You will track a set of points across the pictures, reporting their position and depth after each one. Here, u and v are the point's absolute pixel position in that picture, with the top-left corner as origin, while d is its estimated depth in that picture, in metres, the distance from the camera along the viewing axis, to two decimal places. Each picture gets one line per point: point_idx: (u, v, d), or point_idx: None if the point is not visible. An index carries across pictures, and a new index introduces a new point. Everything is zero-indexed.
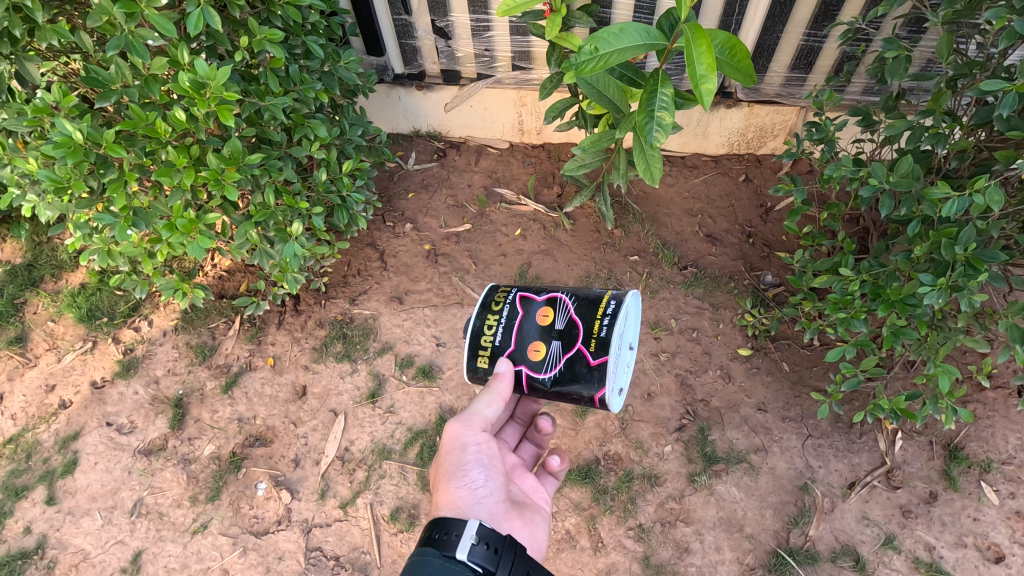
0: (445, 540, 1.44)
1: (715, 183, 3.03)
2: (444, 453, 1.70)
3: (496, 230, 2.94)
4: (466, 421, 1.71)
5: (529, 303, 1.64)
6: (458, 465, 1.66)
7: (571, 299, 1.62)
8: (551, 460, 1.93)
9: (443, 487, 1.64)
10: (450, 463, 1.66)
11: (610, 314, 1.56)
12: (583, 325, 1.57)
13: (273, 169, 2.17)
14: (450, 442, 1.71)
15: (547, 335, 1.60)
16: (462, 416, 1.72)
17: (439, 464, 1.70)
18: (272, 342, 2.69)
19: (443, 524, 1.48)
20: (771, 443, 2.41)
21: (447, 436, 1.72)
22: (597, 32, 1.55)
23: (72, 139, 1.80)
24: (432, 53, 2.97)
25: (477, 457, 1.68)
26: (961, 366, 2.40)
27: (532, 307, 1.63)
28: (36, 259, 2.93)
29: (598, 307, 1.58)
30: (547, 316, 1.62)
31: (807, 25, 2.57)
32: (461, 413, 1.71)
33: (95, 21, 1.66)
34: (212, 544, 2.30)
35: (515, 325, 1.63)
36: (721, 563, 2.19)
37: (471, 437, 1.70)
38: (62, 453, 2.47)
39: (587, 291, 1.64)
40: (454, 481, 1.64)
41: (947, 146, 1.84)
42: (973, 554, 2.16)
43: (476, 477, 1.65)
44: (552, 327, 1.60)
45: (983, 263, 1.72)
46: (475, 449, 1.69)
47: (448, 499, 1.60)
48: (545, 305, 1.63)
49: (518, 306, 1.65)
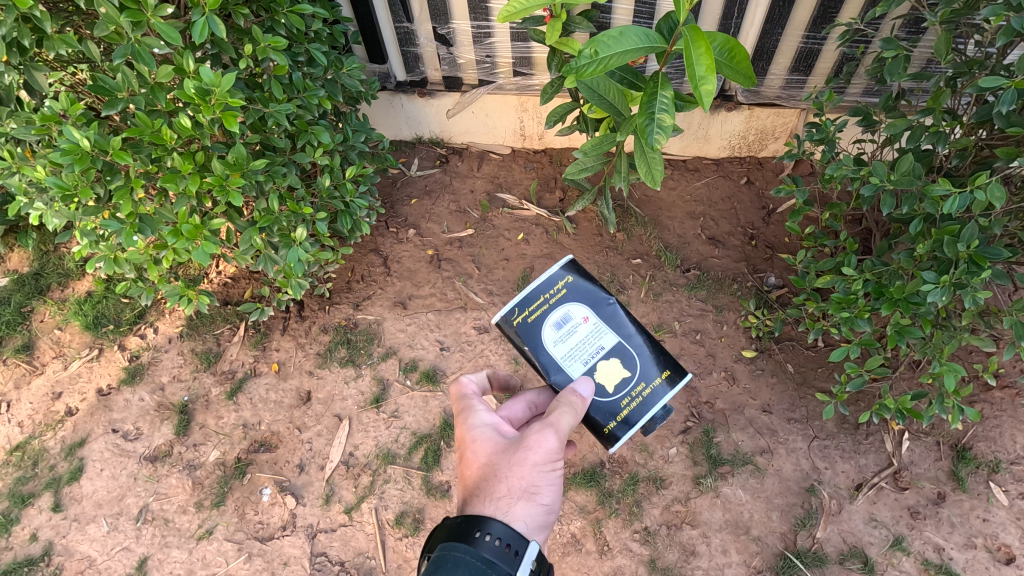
0: (500, 552, 1.32)
1: (716, 185, 3.05)
2: (525, 457, 1.46)
3: (499, 234, 2.96)
4: (560, 436, 1.48)
5: (587, 280, 1.55)
6: (533, 475, 1.46)
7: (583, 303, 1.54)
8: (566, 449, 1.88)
9: (516, 490, 1.43)
10: (533, 473, 1.45)
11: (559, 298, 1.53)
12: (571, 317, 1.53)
13: (277, 175, 2.20)
14: (538, 447, 1.47)
15: (540, 301, 1.51)
16: (560, 429, 1.47)
17: (514, 461, 1.46)
18: (277, 348, 2.70)
19: (496, 527, 1.35)
20: (777, 445, 2.39)
21: (536, 442, 1.47)
22: (597, 36, 1.57)
23: (79, 147, 1.81)
24: (433, 60, 2.99)
25: (556, 476, 1.50)
26: (967, 365, 2.39)
27: (575, 288, 1.53)
28: (44, 268, 2.96)
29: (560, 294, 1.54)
30: (561, 292, 1.52)
31: (806, 28, 2.59)
32: (559, 425, 1.47)
33: (102, 30, 1.69)
34: (218, 550, 2.29)
35: (560, 327, 1.52)
36: (728, 565, 2.18)
37: (560, 456, 1.50)
38: (69, 460, 2.48)
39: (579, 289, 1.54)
40: (521, 490, 1.43)
41: (948, 144, 1.84)
42: (983, 555, 2.14)
43: (550, 496, 1.48)
44: (541, 290, 1.50)
45: (986, 260, 1.70)
46: (556, 468, 1.50)
47: (524, 510, 1.41)
48: (572, 269, 1.54)
49: (589, 301, 1.54)
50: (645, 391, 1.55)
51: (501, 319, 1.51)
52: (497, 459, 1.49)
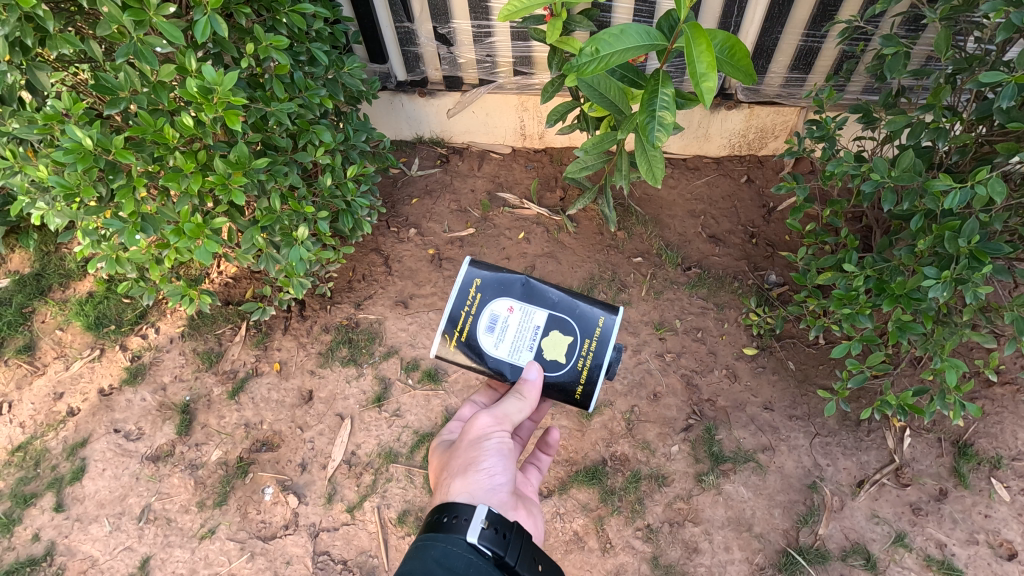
0: (455, 524, 1.33)
1: (717, 184, 3.05)
2: (463, 442, 1.59)
3: (500, 234, 2.96)
4: (495, 416, 1.58)
5: (494, 272, 1.56)
6: (475, 454, 1.55)
7: (505, 296, 1.54)
8: (552, 434, 1.84)
9: (457, 471, 1.53)
10: (473, 451, 1.56)
11: (480, 304, 1.54)
12: (501, 314, 1.54)
13: (278, 174, 2.21)
14: (473, 430, 1.60)
15: (463, 316, 1.54)
16: (492, 410, 1.59)
17: (458, 449, 1.59)
18: (279, 347, 2.70)
19: (452, 506, 1.37)
20: (779, 442, 2.40)
21: (471, 426, 1.60)
22: (598, 34, 1.57)
23: (82, 145, 1.81)
24: (434, 60, 2.99)
25: (499, 448, 1.57)
26: (968, 362, 2.39)
27: (486, 287, 1.54)
28: (45, 269, 2.97)
29: (478, 298, 1.54)
30: (477, 295, 1.54)
31: (805, 26, 2.60)
32: (491, 408, 1.58)
33: (106, 29, 1.69)
34: (220, 550, 2.29)
35: (492, 328, 1.54)
36: (730, 562, 2.18)
37: (497, 430, 1.58)
38: (71, 460, 2.48)
39: (495, 284, 1.54)
40: (466, 470, 1.52)
41: (947, 140, 1.87)
42: (985, 551, 2.14)
43: (494, 466, 1.53)
44: (458, 306, 1.53)
45: (987, 255, 1.71)
46: (496, 441, 1.57)
47: (466, 482, 1.48)
48: (476, 271, 1.55)
49: (506, 289, 1.54)
50: (593, 345, 1.54)
51: (439, 348, 1.56)
52: (444, 458, 1.63)
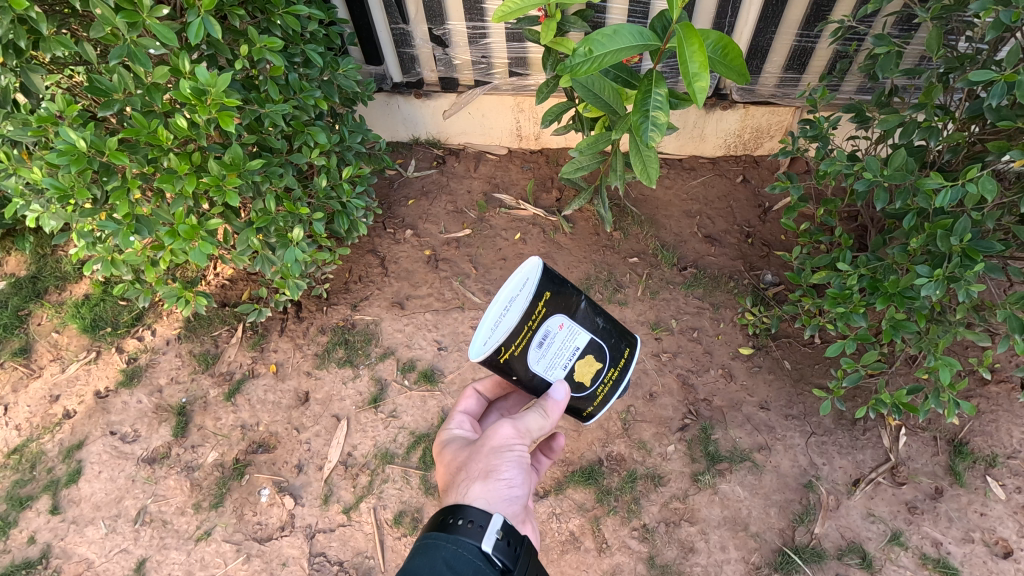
0: (467, 529, 1.33)
1: (713, 184, 3.06)
2: (485, 446, 1.56)
3: (496, 234, 2.96)
4: (519, 428, 1.55)
5: (559, 286, 1.40)
6: (495, 462, 1.52)
7: (563, 313, 1.42)
8: (557, 440, 1.85)
9: (475, 475, 1.50)
10: (493, 459, 1.52)
11: (541, 318, 1.38)
12: (554, 331, 1.42)
13: (273, 176, 2.20)
14: (494, 437, 1.56)
15: (524, 330, 1.35)
16: (517, 421, 1.55)
17: (477, 453, 1.55)
18: (275, 349, 2.71)
19: (466, 510, 1.37)
20: (774, 441, 2.40)
21: (495, 432, 1.56)
22: (591, 34, 1.57)
23: (75, 147, 1.81)
24: (430, 61, 3.00)
25: (518, 461, 1.55)
26: (963, 360, 2.40)
27: (551, 301, 1.38)
28: (41, 271, 2.97)
29: (540, 311, 1.37)
30: (541, 310, 1.37)
31: (799, 26, 2.61)
32: (516, 418, 1.55)
33: (99, 31, 1.71)
34: (216, 551, 2.29)
35: (542, 344, 1.41)
36: (726, 562, 2.18)
37: (518, 443, 1.55)
38: (67, 462, 2.48)
39: (559, 299, 1.40)
40: (484, 476, 1.49)
41: (939, 138, 1.90)
42: (981, 549, 2.14)
43: (513, 476, 1.52)
44: (523, 321, 1.33)
45: (979, 253, 1.71)
46: (517, 452, 1.55)
47: (483, 489, 1.46)
48: (545, 283, 1.36)
49: (564, 306, 1.42)
50: (613, 373, 1.59)
51: (488, 357, 1.34)
52: (459, 457, 1.60)
